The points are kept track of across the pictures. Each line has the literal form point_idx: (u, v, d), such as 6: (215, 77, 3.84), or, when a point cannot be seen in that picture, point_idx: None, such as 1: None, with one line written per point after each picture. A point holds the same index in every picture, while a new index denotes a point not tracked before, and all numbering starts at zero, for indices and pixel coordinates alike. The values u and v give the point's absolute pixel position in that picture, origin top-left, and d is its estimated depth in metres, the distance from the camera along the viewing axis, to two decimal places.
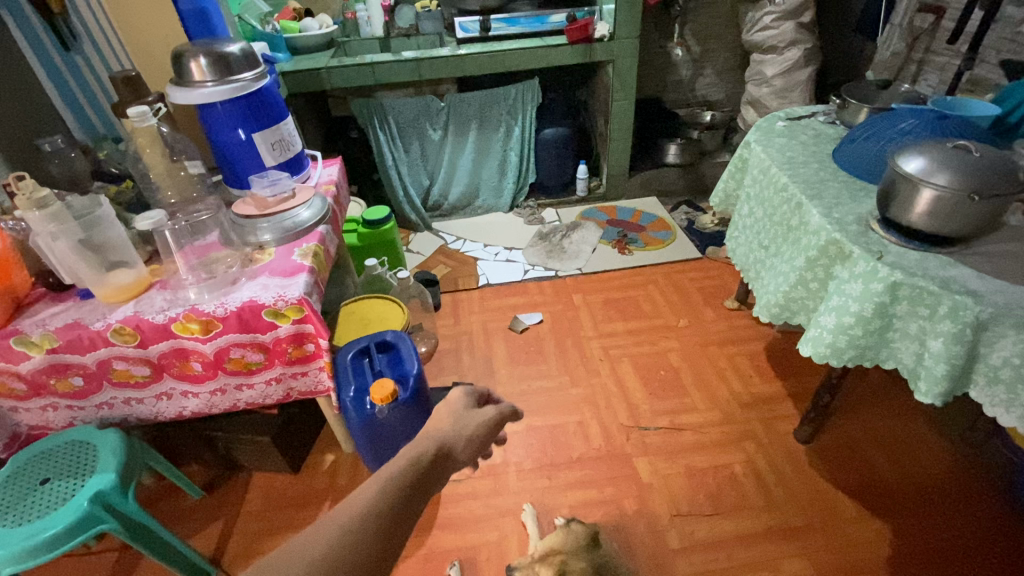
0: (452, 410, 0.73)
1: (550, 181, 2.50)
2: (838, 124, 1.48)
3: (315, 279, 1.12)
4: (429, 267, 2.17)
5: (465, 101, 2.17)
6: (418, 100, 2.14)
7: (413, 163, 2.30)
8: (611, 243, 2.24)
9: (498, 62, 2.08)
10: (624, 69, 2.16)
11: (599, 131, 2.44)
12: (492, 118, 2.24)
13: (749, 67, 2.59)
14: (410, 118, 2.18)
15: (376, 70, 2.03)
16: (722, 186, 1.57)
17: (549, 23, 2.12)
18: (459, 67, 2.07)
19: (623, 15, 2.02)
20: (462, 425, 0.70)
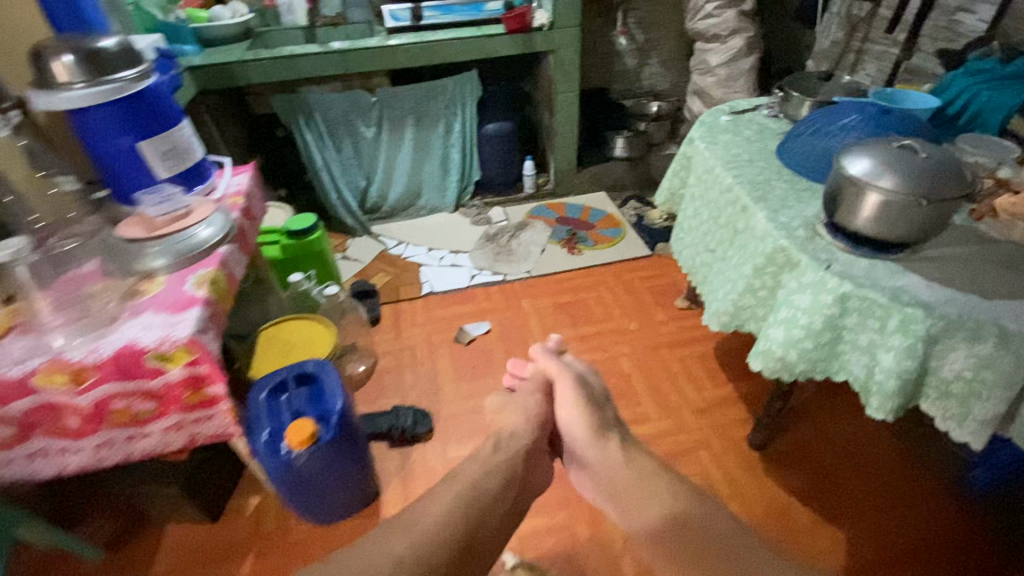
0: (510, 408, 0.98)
1: (496, 179, 2.38)
2: (781, 118, 1.42)
3: (210, 313, 0.97)
4: (368, 275, 2.03)
5: (399, 96, 2.02)
6: (347, 95, 1.97)
7: (346, 164, 2.14)
8: (560, 243, 2.16)
9: (431, 53, 1.92)
10: (567, 61, 2.06)
11: (544, 125, 2.34)
12: (429, 114, 2.10)
13: (692, 57, 2.56)
14: (340, 115, 2.01)
15: (298, 63, 1.84)
16: (667, 183, 1.50)
17: (485, 10, 1.99)
18: (391, 59, 1.90)
19: (563, 2, 1.92)
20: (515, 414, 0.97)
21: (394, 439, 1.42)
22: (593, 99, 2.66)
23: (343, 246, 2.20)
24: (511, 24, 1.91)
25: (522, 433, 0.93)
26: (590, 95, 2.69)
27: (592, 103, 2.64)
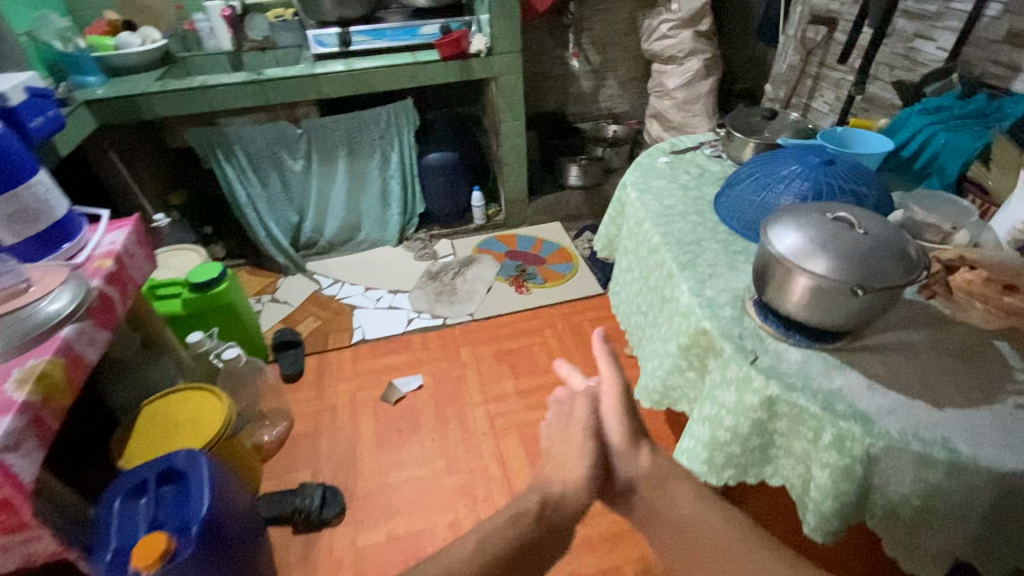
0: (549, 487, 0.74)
1: (442, 210, 2.23)
2: (725, 158, 1.30)
3: (25, 423, 0.82)
4: (296, 322, 1.87)
5: (327, 127, 1.87)
6: (269, 127, 1.81)
7: (275, 199, 1.98)
8: (507, 280, 2.02)
9: (359, 82, 1.77)
10: (510, 87, 1.92)
11: (493, 154, 2.21)
12: (363, 144, 1.95)
13: (650, 79, 2.46)
14: (263, 148, 1.86)
15: (210, 94, 1.68)
16: (604, 230, 1.36)
17: (420, 35, 1.85)
18: (314, 88, 1.74)
19: (501, 27, 1.78)
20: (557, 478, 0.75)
21: (298, 524, 1.27)
22: (550, 124, 2.55)
23: (275, 287, 2.04)
24: (446, 50, 1.76)
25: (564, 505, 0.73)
26: (546, 119, 2.58)
27: (548, 129, 2.53)
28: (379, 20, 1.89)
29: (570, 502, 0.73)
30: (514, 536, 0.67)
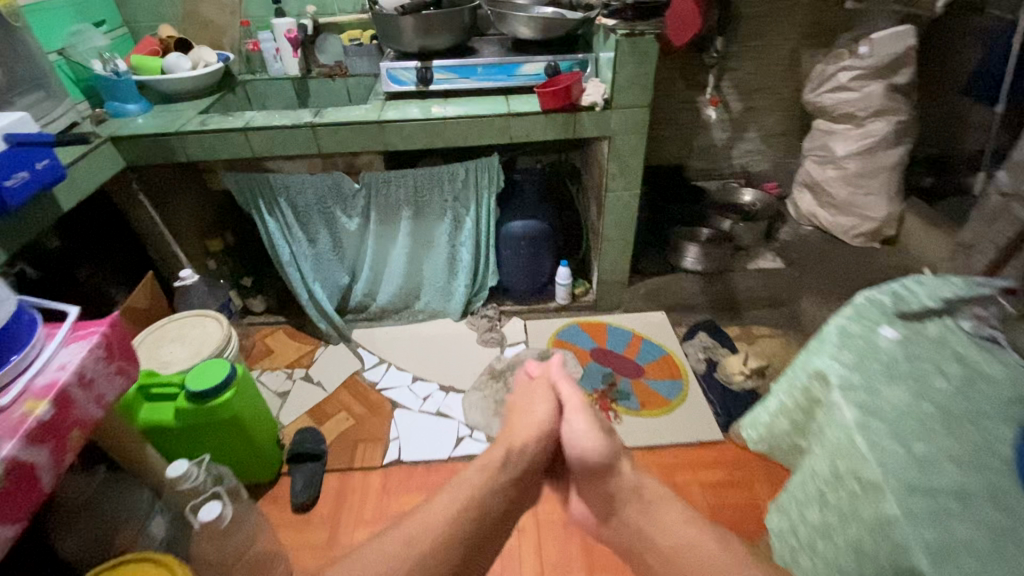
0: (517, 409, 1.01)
1: (518, 284, 1.80)
2: (1007, 347, 0.76)
3: None
4: (324, 417, 1.52)
5: (391, 183, 1.50)
6: (322, 179, 1.48)
7: (322, 260, 1.65)
8: (591, 395, 1.54)
9: (433, 134, 1.38)
10: (626, 150, 1.45)
11: (592, 223, 1.75)
12: (432, 205, 1.56)
13: (808, 137, 1.90)
14: (313, 203, 1.53)
15: (254, 139, 1.36)
16: (766, 415, 0.87)
17: (518, 76, 1.45)
18: (378, 138, 1.37)
19: (627, 73, 1.32)
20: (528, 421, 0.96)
21: None
22: (667, 184, 2.04)
23: (311, 361, 1.71)
24: (551, 100, 1.33)
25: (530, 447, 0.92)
26: (662, 177, 2.06)
27: (663, 191, 2.02)
28: (471, 54, 1.50)
29: (532, 446, 0.93)
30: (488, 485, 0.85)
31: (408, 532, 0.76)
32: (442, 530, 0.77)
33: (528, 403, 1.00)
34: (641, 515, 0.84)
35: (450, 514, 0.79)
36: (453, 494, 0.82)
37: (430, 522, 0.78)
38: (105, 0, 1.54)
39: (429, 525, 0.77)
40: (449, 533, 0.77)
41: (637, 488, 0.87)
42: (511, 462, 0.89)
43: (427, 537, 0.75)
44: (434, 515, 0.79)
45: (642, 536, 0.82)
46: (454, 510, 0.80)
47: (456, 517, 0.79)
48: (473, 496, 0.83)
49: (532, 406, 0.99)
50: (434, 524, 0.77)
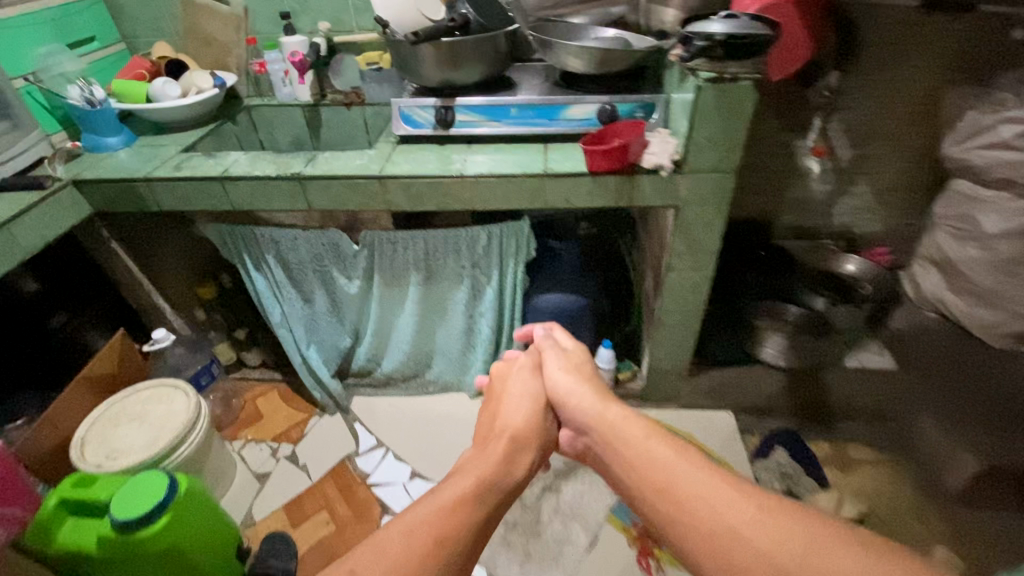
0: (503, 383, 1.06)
1: None
2: None
3: None
4: (301, 517, 1.28)
5: (398, 245, 1.23)
6: (317, 236, 1.23)
7: (318, 323, 1.40)
8: (626, 530, 1.19)
9: (447, 194, 1.09)
10: (698, 224, 1.10)
11: (647, 297, 1.40)
12: (447, 271, 1.28)
13: (940, 200, 1.45)
14: (308, 261, 1.28)
15: (234, 190, 1.12)
16: None
17: (561, 121, 1.14)
18: (379, 196, 1.10)
19: (708, 130, 0.96)
20: (515, 391, 1.01)
21: None
22: (748, 256, 1.63)
23: (300, 435, 1.48)
24: (601, 161, 1.01)
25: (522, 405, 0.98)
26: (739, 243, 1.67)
27: (742, 262, 1.62)
28: (507, 90, 1.19)
29: (522, 414, 0.96)
30: (485, 492, 0.77)
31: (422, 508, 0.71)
32: (455, 497, 0.74)
33: (512, 376, 1.06)
34: (619, 429, 0.84)
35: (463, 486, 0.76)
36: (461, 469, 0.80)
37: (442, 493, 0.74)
38: (97, 14, 1.36)
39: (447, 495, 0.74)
40: (461, 499, 0.74)
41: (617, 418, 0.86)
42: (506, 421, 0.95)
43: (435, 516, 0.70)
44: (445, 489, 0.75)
45: (622, 442, 0.81)
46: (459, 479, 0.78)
47: (466, 488, 0.76)
48: (478, 485, 0.77)
49: (518, 382, 1.03)
50: (447, 496, 0.74)
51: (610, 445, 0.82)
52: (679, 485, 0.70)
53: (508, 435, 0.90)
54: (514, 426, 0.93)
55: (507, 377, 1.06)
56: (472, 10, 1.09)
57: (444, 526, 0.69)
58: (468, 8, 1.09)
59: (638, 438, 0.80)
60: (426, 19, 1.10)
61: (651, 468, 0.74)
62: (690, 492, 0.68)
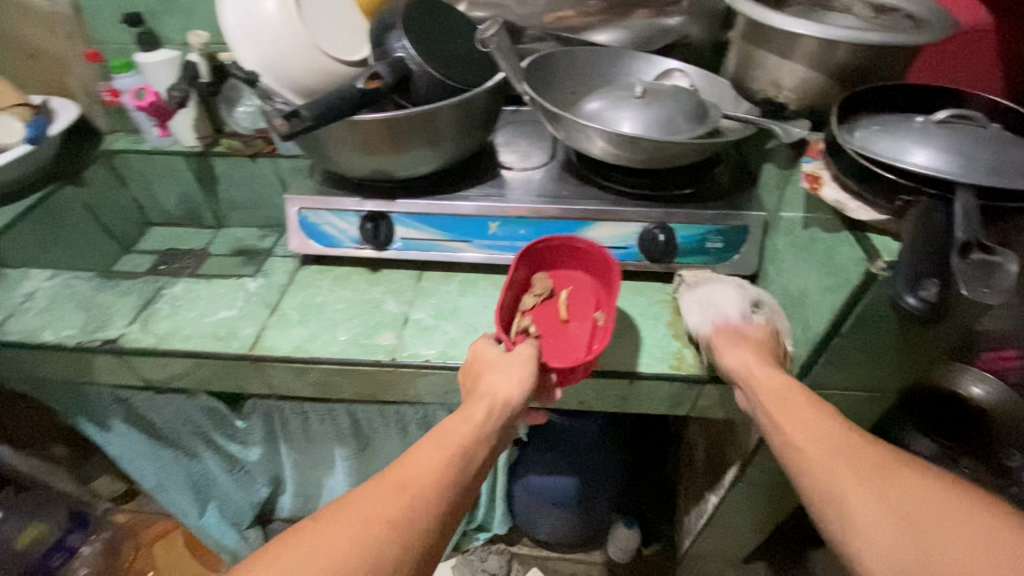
0: (491, 363, 0.53)
1: (547, 531, 1.04)
2: None
3: None
4: None
5: (312, 418, 0.78)
6: (184, 401, 0.77)
7: (215, 480, 0.97)
8: None
9: (371, 384, 0.63)
10: None
11: (698, 458, 0.96)
12: (390, 446, 0.83)
13: None
14: (176, 424, 0.83)
15: (17, 356, 0.66)
16: None
17: None
18: (259, 379, 0.64)
19: (861, 340, 0.49)
20: (514, 363, 0.52)
21: None
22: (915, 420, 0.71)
23: None
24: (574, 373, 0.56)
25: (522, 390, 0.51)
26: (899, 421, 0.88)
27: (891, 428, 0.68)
28: (485, 180, 0.70)
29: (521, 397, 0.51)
30: (449, 469, 0.43)
31: (376, 492, 0.40)
32: (433, 478, 0.42)
33: (506, 369, 0.52)
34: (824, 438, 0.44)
35: (437, 472, 0.42)
36: (430, 438, 0.45)
37: (409, 470, 0.42)
38: None
39: (414, 471, 0.42)
40: (442, 484, 0.42)
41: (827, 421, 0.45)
42: (488, 390, 0.50)
43: (394, 501, 0.39)
44: (415, 462, 0.42)
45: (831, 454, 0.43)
46: (439, 443, 0.45)
47: (440, 475, 0.42)
48: (445, 449, 0.44)
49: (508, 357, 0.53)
50: (418, 471, 0.42)
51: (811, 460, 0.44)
52: (864, 497, 0.40)
53: (505, 405, 0.50)
54: (516, 400, 0.50)
55: (490, 354, 0.54)
56: (414, 51, 0.59)
57: (399, 536, 0.38)
58: (407, 47, 0.59)
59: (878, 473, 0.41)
60: (332, 61, 0.60)
61: (909, 511, 0.39)
62: (900, 520, 0.39)
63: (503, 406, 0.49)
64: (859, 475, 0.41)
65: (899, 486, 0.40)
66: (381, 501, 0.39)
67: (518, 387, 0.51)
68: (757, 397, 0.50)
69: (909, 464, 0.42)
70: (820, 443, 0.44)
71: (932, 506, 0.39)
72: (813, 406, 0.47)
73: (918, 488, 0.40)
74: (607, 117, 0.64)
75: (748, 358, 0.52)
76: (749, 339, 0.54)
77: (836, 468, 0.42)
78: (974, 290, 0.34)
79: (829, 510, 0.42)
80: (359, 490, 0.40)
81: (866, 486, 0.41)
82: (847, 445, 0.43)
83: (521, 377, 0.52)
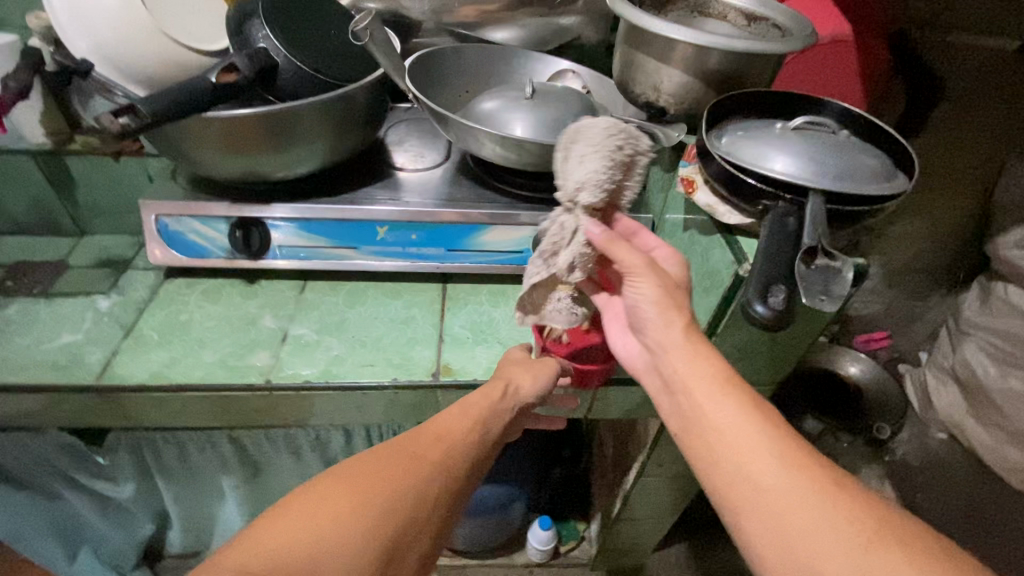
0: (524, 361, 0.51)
1: (464, 540, 1.02)
2: None
3: None
4: None
5: (191, 447, 0.71)
6: (27, 439, 0.66)
7: (83, 522, 0.86)
8: None
9: (245, 409, 0.57)
10: None
11: (610, 456, 0.97)
12: (284, 471, 0.77)
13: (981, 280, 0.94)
14: (22, 465, 0.72)
15: None
16: None
17: (468, 251, 0.64)
18: (111, 411, 0.56)
19: (734, 339, 0.51)
20: (546, 364, 0.51)
21: None
22: None
23: None
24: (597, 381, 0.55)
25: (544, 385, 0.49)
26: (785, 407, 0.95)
27: None
28: (374, 182, 0.66)
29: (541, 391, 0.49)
30: (448, 461, 0.39)
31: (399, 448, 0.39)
32: (458, 445, 0.41)
33: (537, 368, 0.50)
34: (753, 455, 0.38)
35: (436, 458, 0.39)
36: (427, 425, 0.41)
37: (391, 458, 0.38)
38: None
39: (405, 454, 0.39)
40: (467, 448, 0.41)
41: (762, 433, 0.39)
42: (501, 382, 0.47)
43: (378, 484, 0.36)
44: (444, 423, 0.42)
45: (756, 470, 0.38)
46: (455, 419, 0.43)
47: (435, 464, 0.38)
48: (438, 443, 0.40)
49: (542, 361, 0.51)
50: (429, 445, 0.40)
51: (739, 476, 0.38)
52: (792, 530, 0.35)
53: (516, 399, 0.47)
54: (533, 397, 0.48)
55: (518, 355, 0.52)
56: (279, 42, 0.54)
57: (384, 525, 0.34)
58: (271, 38, 0.53)
59: (814, 503, 0.36)
60: (182, 46, 0.54)
61: (838, 558, 0.34)
62: (835, 565, 0.33)
63: (515, 397, 0.47)
64: (790, 507, 0.36)
65: (875, 554, 0.33)
66: (410, 452, 0.39)
67: (536, 384, 0.48)
68: (681, 384, 0.42)
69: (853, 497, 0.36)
70: (753, 460, 0.38)
71: (870, 558, 0.33)
72: (744, 410, 0.39)
73: (858, 532, 0.34)
74: (496, 118, 0.62)
75: (675, 331, 0.42)
76: (666, 278, 0.43)
77: (791, 520, 0.35)
78: (815, 298, 0.36)
79: (752, 533, 0.37)
80: (342, 468, 0.37)
81: (807, 524, 0.35)
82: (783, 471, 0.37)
83: (546, 377, 0.49)
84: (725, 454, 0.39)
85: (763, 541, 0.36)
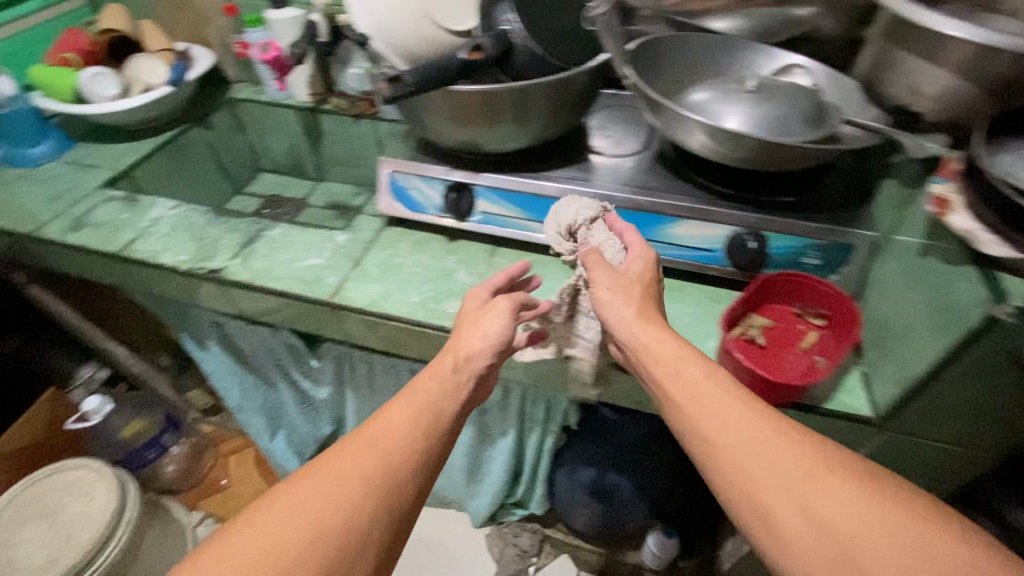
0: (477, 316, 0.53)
1: (582, 522, 1.04)
2: None
3: None
4: None
5: (378, 371, 0.83)
6: (267, 334, 0.84)
7: (285, 411, 1.05)
8: None
9: (434, 348, 0.65)
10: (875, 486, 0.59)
11: None
12: None
13: None
14: (260, 354, 0.91)
15: (141, 273, 0.76)
16: None
17: (656, 242, 0.63)
18: (334, 325, 0.69)
19: (963, 386, 0.44)
20: (492, 320, 0.52)
21: None
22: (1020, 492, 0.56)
23: None
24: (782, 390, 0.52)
25: (498, 341, 0.50)
26: None
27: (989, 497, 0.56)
28: (574, 163, 0.69)
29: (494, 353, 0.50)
30: (398, 456, 0.42)
31: (346, 456, 0.41)
32: (397, 446, 0.42)
33: (485, 326, 0.51)
34: (745, 448, 0.40)
35: (383, 461, 0.41)
36: (377, 422, 0.44)
37: (352, 461, 0.41)
38: None
39: (358, 462, 0.41)
40: (406, 450, 0.42)
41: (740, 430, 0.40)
42: (456, 356, 0.50)
43: (333, 502, 0.39)
44: (382, 429, 0.43)
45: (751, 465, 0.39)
46: (403, 410, 0.45)
47: (381, 470, 0.41)
48: (390, 435, 0.43)
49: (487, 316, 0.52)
50: (376, 443, 0.42)
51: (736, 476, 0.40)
52: (783, 511, 0.38)
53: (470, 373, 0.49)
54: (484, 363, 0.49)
55: (470, 315, 0.53)
56: (521, 25, 0.59)
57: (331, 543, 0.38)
58: (514, 20, 0.59)
59: (810, 484, 0.38)
60: (442, 31, 0.61)
61: (836, 528, 0.36)
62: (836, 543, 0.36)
63: (466, 363, 0.49)
64: (784, 493, 0.38)
65: (815, 486, 0.38)
66: (344, 470, 0.41)
67: (487, 345, 0.50)
68: (653, 375, 0.45)
69: (839, 470, 0.38)
70: (748, 453, 0.40)
71: (870, 528, 0.35)
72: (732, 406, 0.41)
73: (848, 499, 0.37)
74: (711, 110, 0.61)
75: (630, 323, 0.47)
76: (617, 279, 0.50)
77: (759, 476, 0.39)
78: None
79: (759, 528, 0.38)
80: (296, 486, 0.40)
81: (811, 508, 0.37)
82: (782, 459, 0.39)
83: (495, 333, 0.51)
84: (718, 453, 0.41)
85: (763, 528, 0.38)
